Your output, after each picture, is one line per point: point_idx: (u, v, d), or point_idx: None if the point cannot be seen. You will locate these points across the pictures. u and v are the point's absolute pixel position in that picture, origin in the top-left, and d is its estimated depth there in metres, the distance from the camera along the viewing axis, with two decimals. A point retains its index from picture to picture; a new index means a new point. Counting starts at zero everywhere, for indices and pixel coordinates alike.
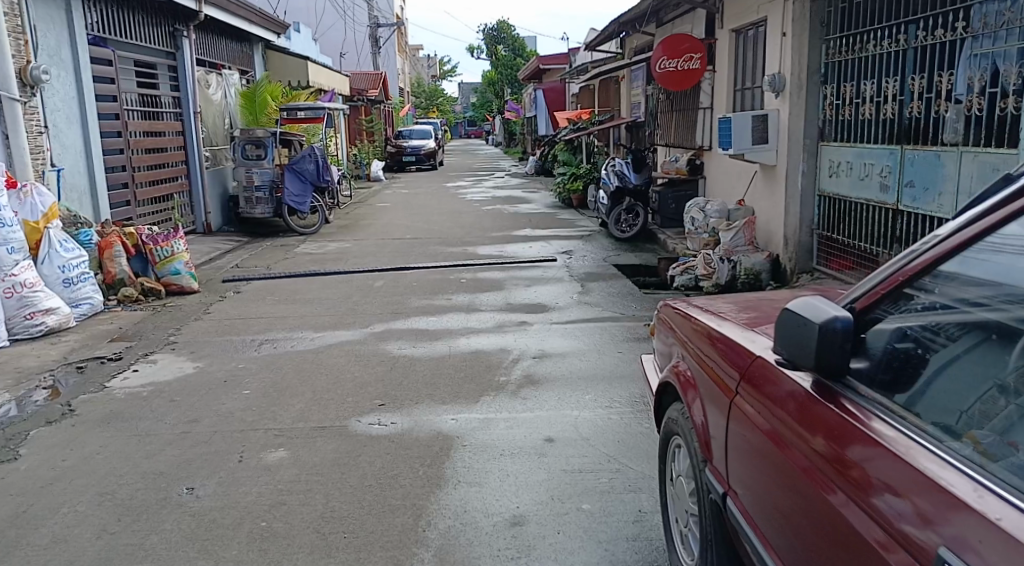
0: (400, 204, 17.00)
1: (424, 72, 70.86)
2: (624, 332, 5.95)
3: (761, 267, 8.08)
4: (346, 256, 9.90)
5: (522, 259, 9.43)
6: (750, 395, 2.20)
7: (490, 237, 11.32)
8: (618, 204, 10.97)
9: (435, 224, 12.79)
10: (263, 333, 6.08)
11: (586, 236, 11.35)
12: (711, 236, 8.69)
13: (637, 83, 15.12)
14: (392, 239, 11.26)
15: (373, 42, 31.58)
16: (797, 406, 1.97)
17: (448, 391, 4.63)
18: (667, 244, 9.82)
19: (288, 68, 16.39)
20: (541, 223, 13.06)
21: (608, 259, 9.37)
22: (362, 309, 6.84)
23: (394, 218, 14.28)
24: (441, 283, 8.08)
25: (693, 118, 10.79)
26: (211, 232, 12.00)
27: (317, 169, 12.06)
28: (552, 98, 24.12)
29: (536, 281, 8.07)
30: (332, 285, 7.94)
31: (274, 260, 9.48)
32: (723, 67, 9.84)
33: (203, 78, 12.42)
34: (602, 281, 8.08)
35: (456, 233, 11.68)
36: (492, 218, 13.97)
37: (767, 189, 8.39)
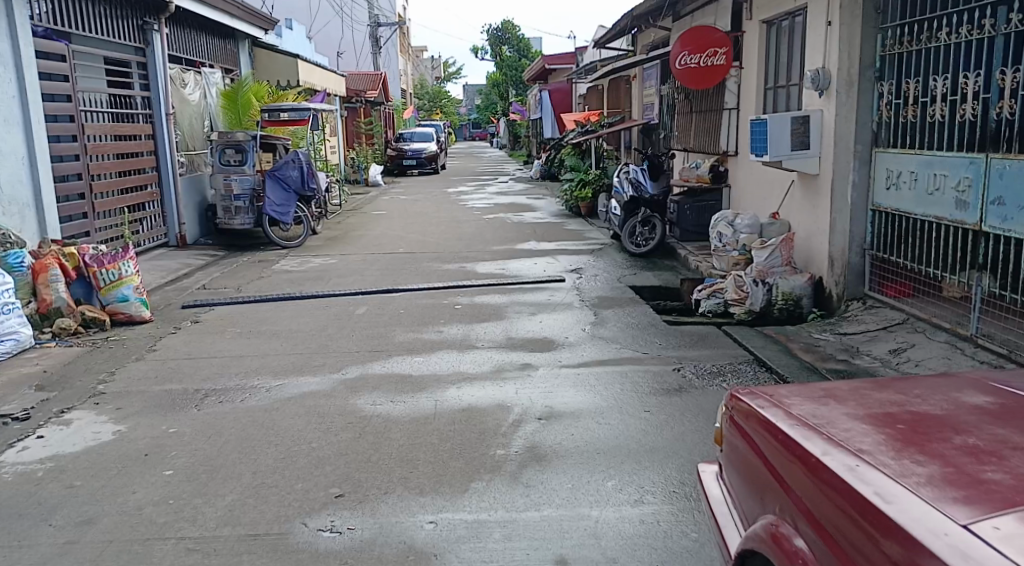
0: (396, 212, 15.93)
1: (428, 74, 69.84)
2: (649, 381, 4.89)
3: (803, 291, 7.07)
4: (328, 273, 8.85)
5: (526, 279, 8.36)
6: (800, 490, 1.87)
7: (491, 251, 10.26)
8: (633, 215, 9.89)
9: (431, 236, 11.74)
10: (211, 380, 5.03)
11: (597, 251, 10.29)
12: (742, 255, 7.65)
13: (650, 83, 14.07)
14: (383, 254, 10.20)
15: (372, 41, 30.55)
16: (861, 517, 1.65)
17: (428, 472, 3.57)
18: (690, 262, 8.76)
19: (277, 67, 15.38)
20: (548, 235, 11.98)
21: (623, 279, 8.31)
22: (336, 345, 5.79)
23: (388, 227, 13.23)
24: (433, 309, 7.03)
25: (714, 120, 9.77)
26: (185, 244, 10.96)
27: (302, 176, 10.97)
28: (559, 100, 23.04)
29: (541, 307, 7.02)
30: (306, 312, 6.89)
31: (247, 280, 8.42)
32: (751, 63, 8.81)
33: (177, 77, 11.41)
34: (618, 307, 7.02)
35: (454, 247, 10.61)
36: (494, 228, 12.91)
37: (808, 200, 7.34)
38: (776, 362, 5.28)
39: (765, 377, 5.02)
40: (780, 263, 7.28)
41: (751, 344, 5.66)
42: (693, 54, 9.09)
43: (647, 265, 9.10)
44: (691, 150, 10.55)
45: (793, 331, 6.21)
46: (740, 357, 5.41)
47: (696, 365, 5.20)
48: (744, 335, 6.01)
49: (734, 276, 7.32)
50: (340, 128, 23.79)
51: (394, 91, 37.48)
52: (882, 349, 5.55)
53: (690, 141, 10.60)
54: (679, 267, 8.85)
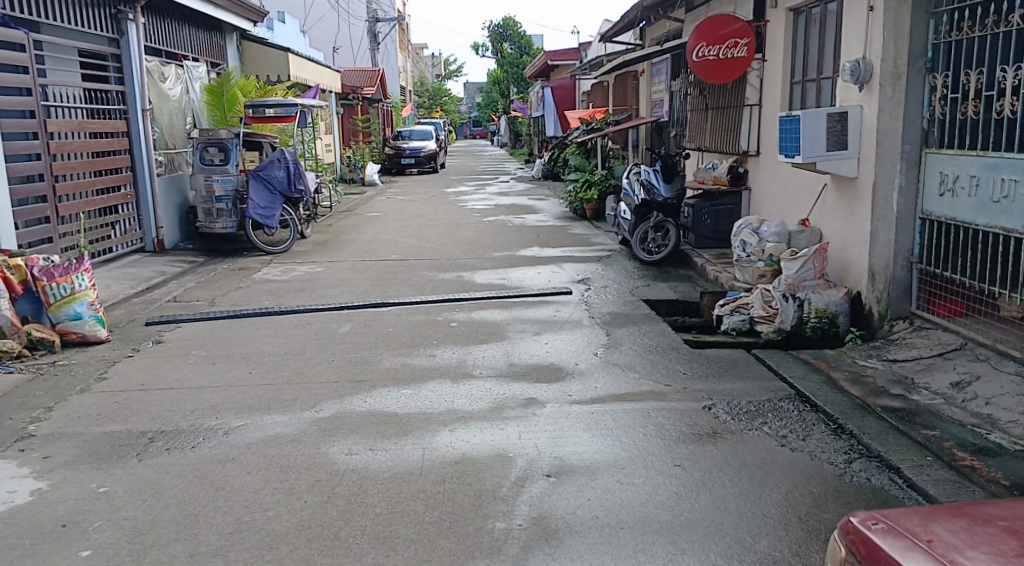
0: (392, 214, 15.20)
1: (429, 71, 69.06)
2: (676, 422, 4.15)
3: (839, 307, 6.34)
4: (314, 283, 8.12)
5: (529, 291, 7.63)
6: None
7: (491, 258, 9.53)
8: (644, 222, 9.13)
9: (428, 241, 11.00)
10: (162, 421, 4.30)
11: (605, 257, 9.53)
12: (769, 266, 6.93)
13: (661, 78, 13.35)
14: (376, 261, 9.48)
15: (370, 37, 29.81)
16: None
17: (409, 558, 2.85)
18: (709, 273, 8.02)
19: (267, 62, 14.63)
20: (552, 239, 11.23)
21: (635, 291, 7.56)
22: (313, 373, 5.07)
23: (383, 230, 12.48)
24: (425, 327, 6.29)
25: (732, 117, 9.06)
26: (163, 249, 10.23)
27: (288, 177, 10.22)
28: (562, 97, 22.32)
29: (546, 325, 6.28)
30: (283, 330, 6.15)
31: (223, 291, 7.69)
32: (776, 56, 8.11)
33: (155, 70, 10.65)
34: (632, 325, 6.28)
35: (451, 253, 9.86)
36: (494, 231, 12.16)
37: (843, 206, 6.62)
38: (821, 397, 4.54)
39: (811, 416, 4.28)
40: (813, 276, 6.56)
41: (789, 373, 4.92)
42: (712, 45, 8.37)
43: (660, 274, 8.36)
44: (706, 149, 9.84)
45: (832, 356, 5.48)
46: (779, 390, 4.66)
47: (729, 401, 4.46)
48: (779, 360, 5.28)
49: (761, 290, 6.61)
50: (335, 125, 23.05)
51: (392, 88, 36.74)
52: (942, 382, 4.80)
53: (705, 141, 9.89)
54: (696, 278, 8.10)
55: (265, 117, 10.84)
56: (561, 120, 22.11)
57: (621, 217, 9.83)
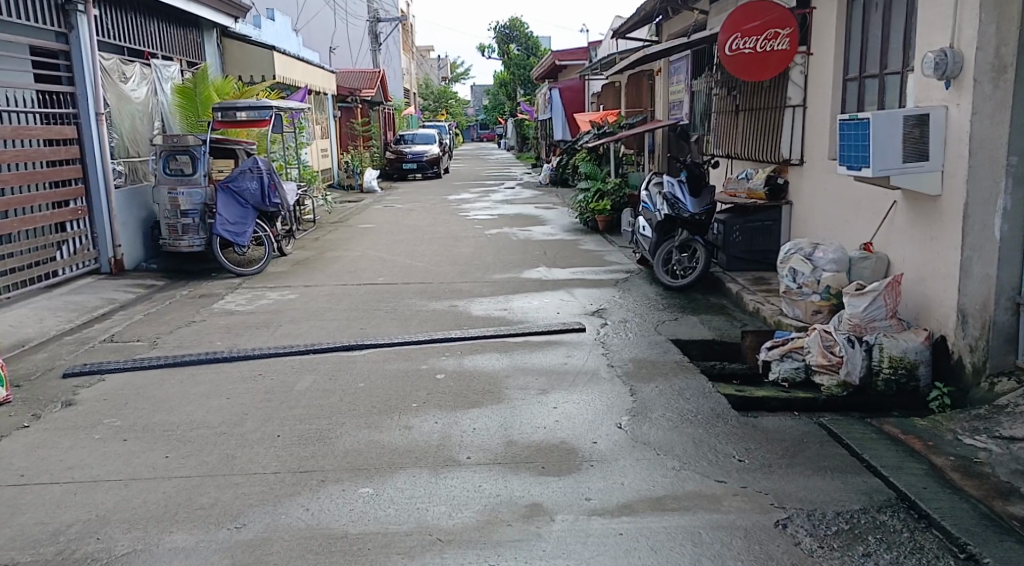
0: (386, 225, 14.02)
1: (434, 74, 67.91)
2: (743, 556, 2.91)
3: (918, 354, 5.13)
4: (282, 314, 6.93)
5: (533, 326, 6.40)
6: None
7: (491, 281, 8.33)
8: (668, 241, 7.89)
9: (420, 259, 9.81)
10: (23, 547, 3.10)
11: (621, 281, 8.30)
12: (826, 300, 5.76)
13: (681, 77, 12.16)
14: (358, 285, 8.28)
15: (371, 37, 28.69)
16: None
17: None
18: (747, 304, 6.80)
19: (252, 62, 13.51)
20: (560, 256, 9.99)
21: (659, 327, 6.31)
22: (248, 457, 3.86)
23: (373, 245, 11.30)
24: (403, 379, 5.07)
25: (767, 119, 7.88)
26: (120, 271, 9.06)
27: (262, 190, 9.00)
28: (570, 98, 21.13)
29: (554, 378, 5.05)
30: (228, 386, 4.96)
31: (172, 328, 6.50)
32: (825, 48, 6.92)
33: (115, 68, 9.47)
34: (660, 377, 5.05)
35: (446, 276, 8.65)
36: (496, 247, 10.96)
37: (920, 229, 5.42)
38: (933, 503, 3.33)
39: (928, 540, 3.06)
40: (884, 315, 5.36)
41: (879, 462, 3.71)
42: (747, 37, 7.18)
43: (688, 304, 7.13)
44: (736, 157, 8.64)
45: (923, 428, 4.26)
46: (874, 493, 3.43)
47: (810, 513, 3.22)
48: (859, 438, 4.06)
49: (820, 331, 5.40)
50: (332, 129, 21.89)
51: (394, 90, 35.59)
52: None
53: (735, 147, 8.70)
54: (731, 310, 6.86)
55: (236, 120, 9.62)
56: (568, 123, 20.94)
57: (639, 233, 8.59)
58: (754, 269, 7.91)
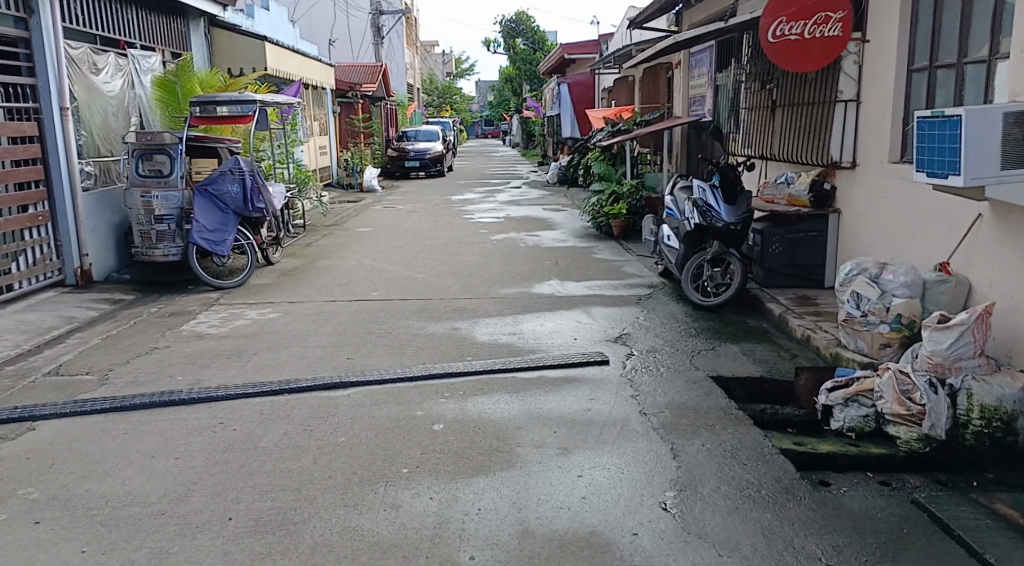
0: (385, 228, 13.14)
1: (439, 69, 66.90)
2: None
3: (1017, 402, 4.23)
4: (259, 339, 6.05)
5: (548, 355, 5.51)
6: None
7: (497, 297, 7.45)
8: (696, 254, 7.03)
9: (420, 269, 8.94)
10: None
11: (645, 297, 7.39)
12: (895, 331, 4.88)
13: (705, 70, 11.30)
14: (350, 300, 7.41)
15: (373, 31, 27.84)
16: None
17: None
18: (795, 330, 5.90)
19: (242, 54, 12.62)
20: (574, 265, 9.10)
21: (694, 359, 5.40)
22: (186, 554, 2.99)
23: (369, 252, 10.41)
24: (393, 429, 4.19)
25: (812, 116, 6.99)
26: (88, 282, 8.20)
27: (245, 193, 8.12)
28: (579, 94, 20.26)
29: (576, 430, 4.15)
30: (180, 441, 4.09)
31: (130, 356, 5.63)
32: (885, 36, 6.06)
33: (83, 59, 8.59)
34: (704, 429, 4.16)
35: (448, 291, 7.76)
36: (503, 254, 10.08)
37: (1014, 249, 4.55)
38: None
39: None
40: (972, 353, 4.46)
41: None
42: (793, 21, 6.32)
43: (724, 328, 6.23)
44: (773, 158, 7.76)
45: None
46: None
47: None
48: (972, 528, 3.19)
49: (894, 371, 4.50)
50: (331, 125, 21.04)
51: (396, 85, 34.70)
52: None
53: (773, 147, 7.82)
54: (775, 337, 5.95)
55: (216, 115, 8.62)
56: (577, 119, 20.04)
57: (664, 243, 7.73)
58: (795, 286, 7.00)
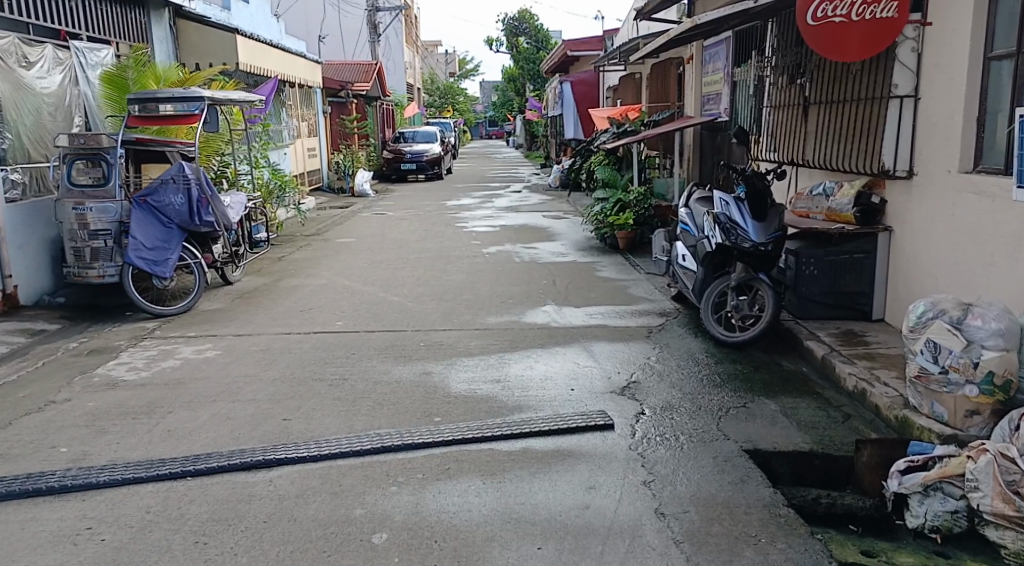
0: (369, 238, 12.02)
1: (443, 69, 65.76)
2: None
3: None
4: (183, 388, 4.93)
5: (537, 415, 4.36)
6: None
7: (481, 329, 6.32)
8: (717, 278, 5.90)
9: (397, 290, 7.80)
10: None
11: (658, 328, 6.22)
12: (986, 395, 3.75)
13: (721, 65, 10.20)
14: (308, 330, 6.29)
15: (370, 29, 26.76)
16: None
17: None
18: (846, 381, 4.78)
19: (211, 48, 11.51)
20: (574, 286, 7.93)
21: (723, 424, 4.23)
22: None
23: (346, 267, 9.26)
24: (314, 542, 3.06)
25: (857, 116, 5.90)
26: (10, 308, 7.08)
27: (190, 205, 7.00)
28: (582, 93, 19.14)
29: (568, 547, 3.02)
30: (19, 562, 2.98)
31: (15, 415, 4.52)
32: (955, 17, 4.95)
33: (9, 51, 7.48)
34: (744, 545, 3.02)
35: (425, 319, 6.62)
36: (495, 271, 8.95)
37: None
38: None
39: None
40: None
41: None
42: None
43: (754, 375, 5.07)
44: (809, 166, 6.67)
45: None
46: None
47: None
48: None
49: (994, 455, 3.30)
50: (321, 126, 19.93)
51: (394, 85, 33.61)
52: None
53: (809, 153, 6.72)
54: (821, 391, 4.82)
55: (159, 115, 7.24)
56: (581, 120, 18.90)
57: (679, 264, 6.62)
58: (837, 317, 5.88)
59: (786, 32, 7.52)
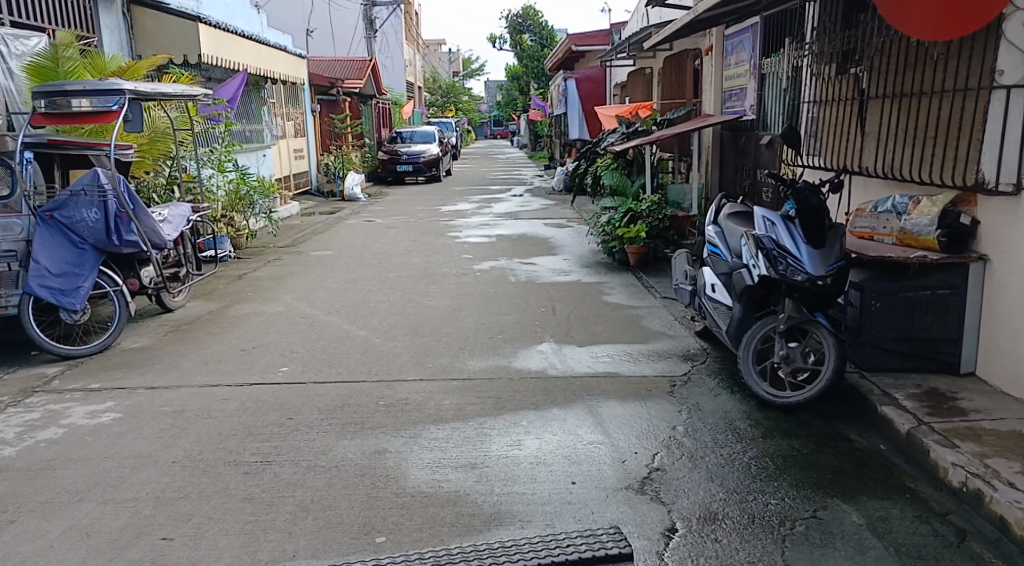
0: (349, 249, 10.76)
1: (446, 68, 64.51)
2: None
3: None
4: (48, 478, 3.67)
5: (523, 534, 3.07)
6: None
7: (459, 379, 5.03)
8: (759, 320, 4.61)
9: (365, 319, 6.51)
10: None
11: (683, 379, 4.92)
12: None
13: (747, 55, 8.92)
14: (242, 380, 5.00)
15: (368, 24, 25.53)
16: None
17: None
18: (948, 474, 3.48)
19: (170, 38, 10.27)
20: (577, 314, 6.64)
21: (790, 556, 2.94)
22: None
23: (313, 288, 7.98)
24: None
25: (941, 114, 4.61)
26: None
27: (107, 221, 5.75)
28: (588, 90, 17.86)
29: None
30: None
31: None
32: None
33: None
34: None
35: (392, 364, 5.33)
36: (485, 294, 7.66)
37: None
38: None
39: None
40: None
41: None
42: None
43: (820, 458, 3.77)
44: (874, 176, 5.39)
45: None
46: None
47: None
48: None
49: None
50: (310, 125, 18.69)
51: (394, 83, 32.40)
52: None
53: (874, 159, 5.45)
54: (914, 487, 3.51)
55: (73, 112, 5.89)
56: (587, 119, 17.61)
57: (706, 295, 5.33)
58: (911, 369, 4.58)
59: (835, 11, 6.22)
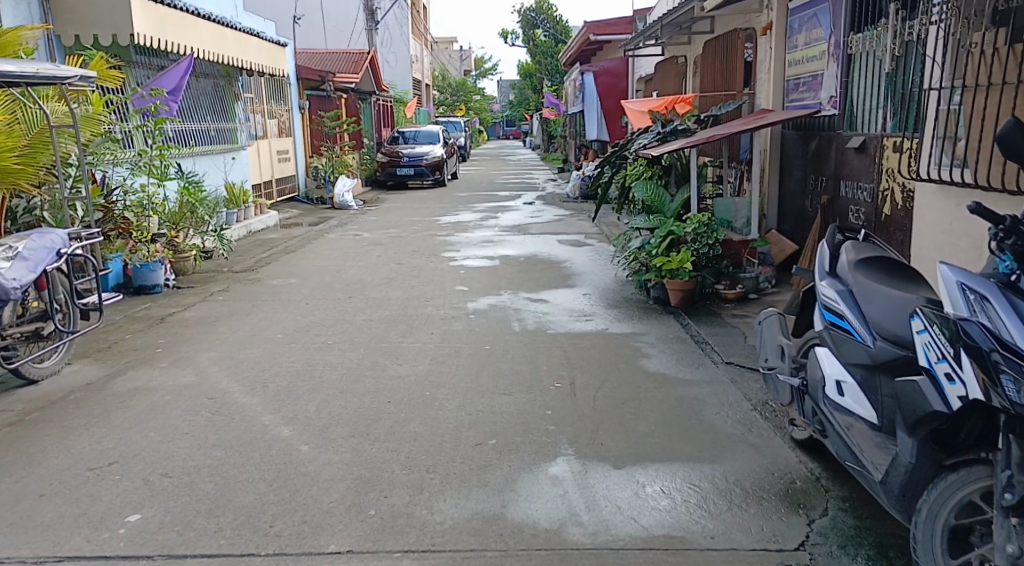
0: (319, 274, 8.73)
1: (457, 66, 62.60)
2: None
3: None
4: None
5: None
6: None
7: (416, 547, 2.96)
8: (953, 473, 2.59)
9: (296, 404, 4.44)
10: None
11: (802, 562, 2.85)
12: None
13: (825, 30, 6.84)
14: (50, 550, 2.98)
15: (369, 16, 23.49)
16: None
17: None
18: None
19: (97, 14, 8.24)
20: (606, 396, 4.56)
21: None
22: None
23: (249, 338, 5.94)
24: None
25: None
26: None
27: None
28: (608, 84, 15.74)
29: None
30: None
31: None
32: None
33: None
34: None
35: (309, 508, 3.27)
36: (477, 352, 5.59)
37: None
38: None
39: None
40: None
41: None
42: None
43: None
44: None
45: None
46: None
47: None
48: None
49: None
50: (296, 123, 16.69)
51: (398, 79, 30.38)
52: None
53: None
54: None
55: None
56: (607, 116, 15.47)
57: (825, 399, 3.26)
58: None
59: None
